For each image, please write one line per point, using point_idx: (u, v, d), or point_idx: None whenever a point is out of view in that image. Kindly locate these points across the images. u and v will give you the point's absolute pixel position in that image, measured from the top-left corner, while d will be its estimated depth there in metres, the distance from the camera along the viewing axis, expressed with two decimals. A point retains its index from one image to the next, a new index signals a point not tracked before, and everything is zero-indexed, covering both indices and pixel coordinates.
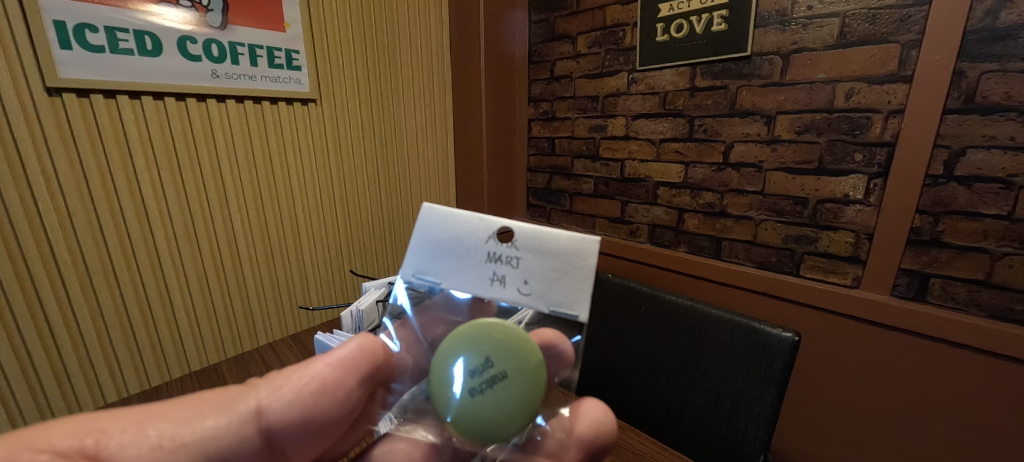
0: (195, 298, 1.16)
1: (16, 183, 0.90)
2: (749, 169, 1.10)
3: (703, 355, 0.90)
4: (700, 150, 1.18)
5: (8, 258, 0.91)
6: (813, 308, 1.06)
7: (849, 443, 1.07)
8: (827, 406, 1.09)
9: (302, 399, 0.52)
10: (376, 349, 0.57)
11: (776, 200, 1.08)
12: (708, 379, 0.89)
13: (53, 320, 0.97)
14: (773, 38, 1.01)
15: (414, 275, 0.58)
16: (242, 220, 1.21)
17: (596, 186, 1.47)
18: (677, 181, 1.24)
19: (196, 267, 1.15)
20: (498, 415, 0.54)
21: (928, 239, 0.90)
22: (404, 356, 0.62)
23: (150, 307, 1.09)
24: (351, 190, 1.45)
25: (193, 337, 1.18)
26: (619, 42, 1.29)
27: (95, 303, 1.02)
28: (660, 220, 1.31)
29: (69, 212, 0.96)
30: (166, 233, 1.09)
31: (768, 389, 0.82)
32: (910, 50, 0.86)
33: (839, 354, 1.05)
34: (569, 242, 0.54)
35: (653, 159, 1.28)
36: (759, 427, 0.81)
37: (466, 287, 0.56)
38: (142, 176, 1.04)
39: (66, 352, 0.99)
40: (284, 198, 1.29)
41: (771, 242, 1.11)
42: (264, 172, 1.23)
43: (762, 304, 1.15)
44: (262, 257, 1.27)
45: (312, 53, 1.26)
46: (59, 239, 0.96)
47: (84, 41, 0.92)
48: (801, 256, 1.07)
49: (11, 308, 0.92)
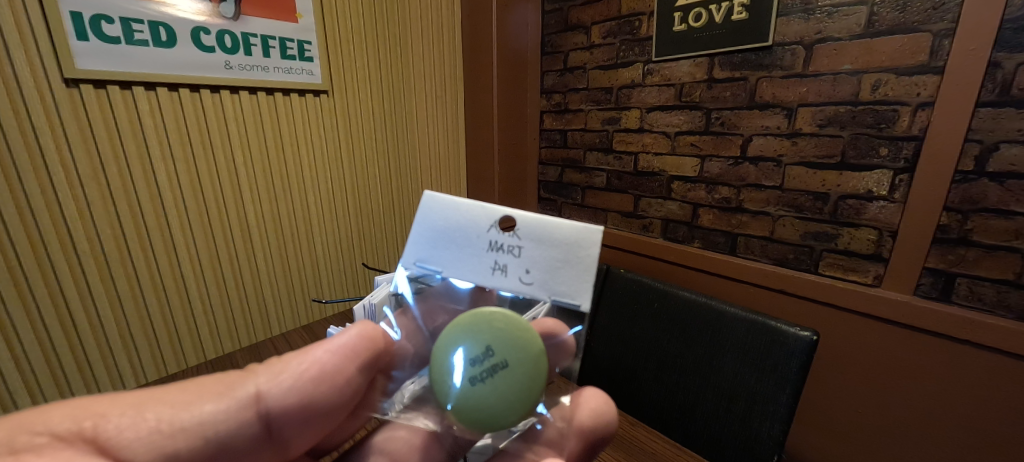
0: (211, 286, 1.18)
1: (37, 175, 0.91)
2: (768, 163, 1.07)
3: (716, 352, 0.89)
4: (716, 143, 1.15)
5: (29, 247, 0.93)
6: (830, 306, 1.04)
7: (861, 443, 1.05)
8: (841, 405, 1.07)
9: (301, 385, 0.52)
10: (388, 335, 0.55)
11: (796, 195, 1.04)
12: (721, 375, 0.87)
13: (73, 306, 0.99)
14: (797, 28, 0.98)
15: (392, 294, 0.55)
16: (256, 213, 1.22)
17: (608, 180, 1.45)
18: (692, 175, 1.22)
19: (210, 256, 1.16)
20: (497, 404, 0.53)
21: (955, 237, 0.87)
22: (404, 345, 0.61)
23: (166, 294, 1.11)
24: (362, 181, 1.45)
25: (208, 326, 1.19)
26: (635, 32, 1.26)
27: (113, 289, 1.03)
28: (674, 215, 1.29)
29: (87, 200, 0.97)
30: (181, 222, 1.10)
31: (783, 388, 0.80)
32: (943, 40, 0.83)
33: (855, 352, 1.02)
34: (572, 231, 0.54)
35: (668, 152, 1.26)
36: (773, 426, 0.80)
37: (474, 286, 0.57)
38: (158, 167, 1.05)
39: (85, 338, 1.01)
40: (297, 190, 1.29)
41: (788, 238, 1.08)
42: (278, 162, 1.24)
43: (777, 301, 1.12)
44: (275, 251, 1.28)
45: (324, 43, 1.25)
46: (79, 229, 0.97)
47: (100, 32, 0.92)
48: (821, 253, 1.04)
49: (33, 295, 0.94)
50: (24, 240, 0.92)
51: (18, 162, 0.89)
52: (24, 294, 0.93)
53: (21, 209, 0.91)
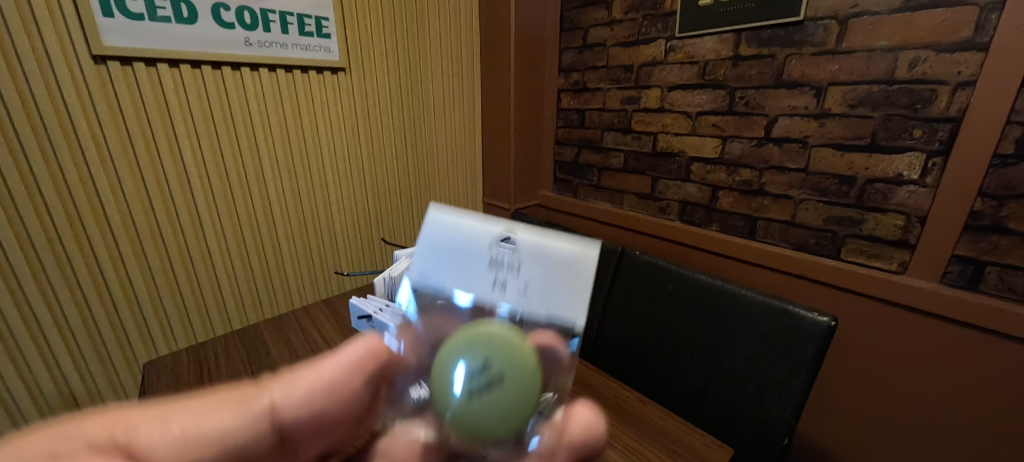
0: (235, 261, 1.21)
1: (71, 152, 0.94)
2: (794, 144, 1.03)
3: (731, 335, 0.88)
4: (739, 123, 1.11)
5: (66, 220, 0.96)
6: (851, 293, 1.01)
7: (874, 431, 1.05)
8: (857, 393, 1.05)
9: (314, 399, 0.43)
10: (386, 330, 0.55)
11: (820, 178, 1.01)
12: (734, 358, 0.87)
13: (109, 277, 1.03)
14: (831, 1, 0.93)
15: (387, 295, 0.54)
16: (276, 191, 1.24)
17: (626, 161, 1.42)
18: (713, 156, 1.19)
19: (234, 231, 1.19)
20: (497, 426, 0.44)
21: (988, 224, 0.84)
22: (409, 358, 0.51)
23: (194, 267, 1.15)
24: (379, 159, 1.46)
25: (234, 298, 1.24)
26: (659, 7, 1.22)
27: (145, 261, 1.08)
28: (692, 198, 1.27)
29: (118, 175, 1.00)
30: (206, 197, 1.13)
31: (797, 373, 0.79)
32: (990, 14, 0.78)
33: (874, 340, 1.00)
34: (579, 248, 0.45)
35: (689, 133, 1.23)
36: (785, 410, 0.79)
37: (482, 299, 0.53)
38: (184, 144, 1.07)
39: (119, 305, 1.06)
40: (315, 167, 1.31)
41: (810, 223, 1.05)
42: (297, 139, 1.25)
43: (794, 287, 1.10)
44: (295, 228, 1.30)
45: (342, 20, 1.24)
46: (111, 203, 1.01)
47: (124, 9, 0.93)
48: (843, 238, 1.01)
49: (71, 266, 0.99)
50: (60, 213, 0.95)
51: (52, 137, 0.92)
52: (64, 265, 0.98)
53: (59, 185, 0.94)
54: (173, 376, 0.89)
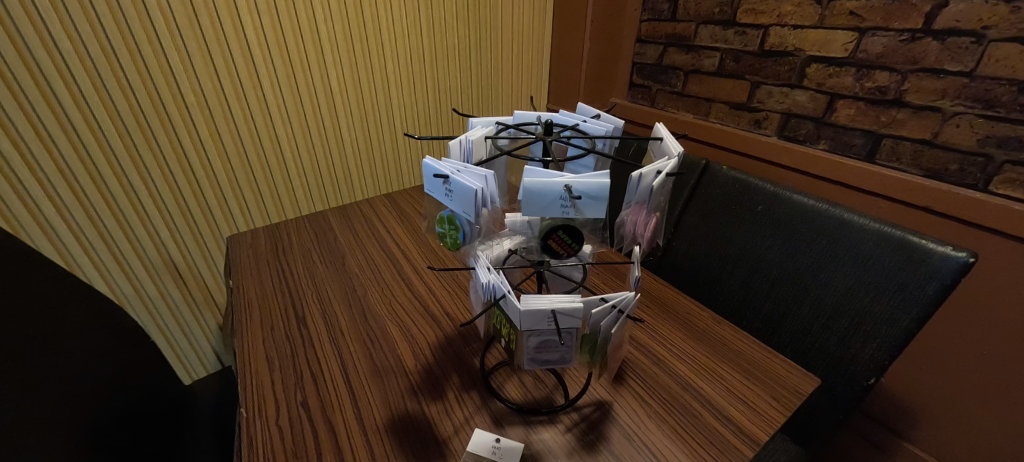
0: (301, 147, 1.25)
1: (141, 23, 0.94)
2: (962, 38, 0.81)
3: (827, 263, 0.77)
4: (889, 10, 0.88)
5: (146, 94, 1.00)
6: (987, 231, 0.85)
7: (977, 392, 0.92)
8: (960, 346, 0.93)
9: None
10: (455, 205, 0.49)
11: (990, 85, 0.80)
12: (827, 289, 0.76)
13: (190, 155, 1.09)
14: None
15: (455, 171, 0.48)
16: (336, 75, 1.22)
17: (721, 62, 1.22)
18: (841, 55, 0.97)
19: (298, 116, 1.21)
20: None
21: None
22: (495, 228, 0.51)
23: (263, 150, 1.20)
24: (441, 50, 1.38)
25: (300, 182, 1.30)
26: None
27: (220, 141, 1.12)
28: (800, 108, 1.07)
29: (187, 52, 1.01)
30: (270, 79, 1.13)
31: (907, 311, 0.68)
32: None
33: (1003, 289, 0.85)
34: None
35: (813, 24, 1.00)
36: (880, 350, 0.70)
37: (562, 212, 0.46)
38: (246, 22, 1.05)
39: (201, 180, 1.13)
40: (377, 53, 1.26)
41: (957, 143, 0.85)
42: (357, 20, 1.18)
43: (914, 220, 0.94)
44: (356, 116, 1.30)
45: None
46: (184, 80, 1.02)
47: None
48: (999, 165, 0.82)
49: (156, 141, 1.04)
50: (141, 87, 0.98)
51: (123, 7, 0.91)
52: (150, 139, 1.03)
53: (135, 58, 0.96)
54: (252, 248, 0.93)
